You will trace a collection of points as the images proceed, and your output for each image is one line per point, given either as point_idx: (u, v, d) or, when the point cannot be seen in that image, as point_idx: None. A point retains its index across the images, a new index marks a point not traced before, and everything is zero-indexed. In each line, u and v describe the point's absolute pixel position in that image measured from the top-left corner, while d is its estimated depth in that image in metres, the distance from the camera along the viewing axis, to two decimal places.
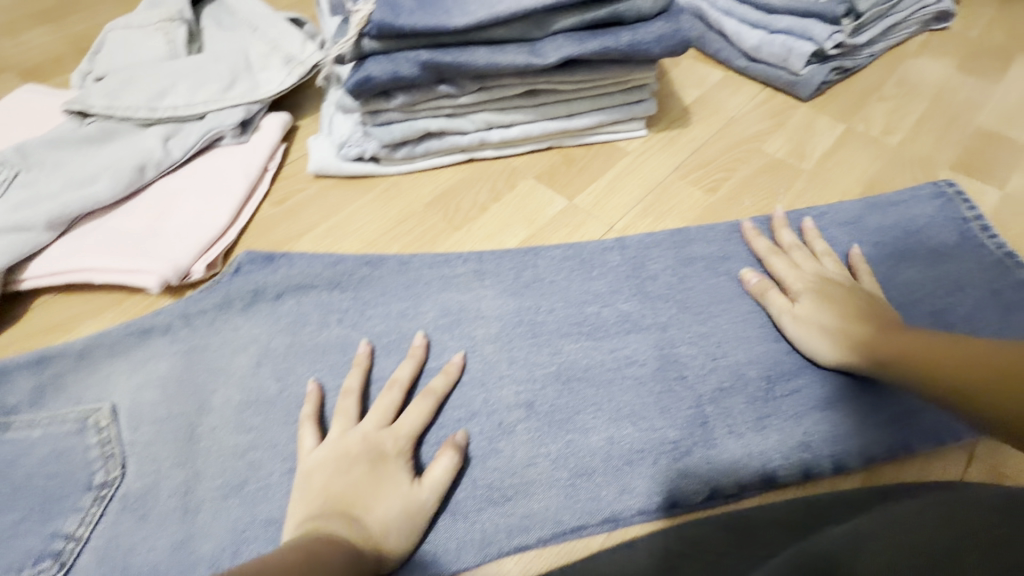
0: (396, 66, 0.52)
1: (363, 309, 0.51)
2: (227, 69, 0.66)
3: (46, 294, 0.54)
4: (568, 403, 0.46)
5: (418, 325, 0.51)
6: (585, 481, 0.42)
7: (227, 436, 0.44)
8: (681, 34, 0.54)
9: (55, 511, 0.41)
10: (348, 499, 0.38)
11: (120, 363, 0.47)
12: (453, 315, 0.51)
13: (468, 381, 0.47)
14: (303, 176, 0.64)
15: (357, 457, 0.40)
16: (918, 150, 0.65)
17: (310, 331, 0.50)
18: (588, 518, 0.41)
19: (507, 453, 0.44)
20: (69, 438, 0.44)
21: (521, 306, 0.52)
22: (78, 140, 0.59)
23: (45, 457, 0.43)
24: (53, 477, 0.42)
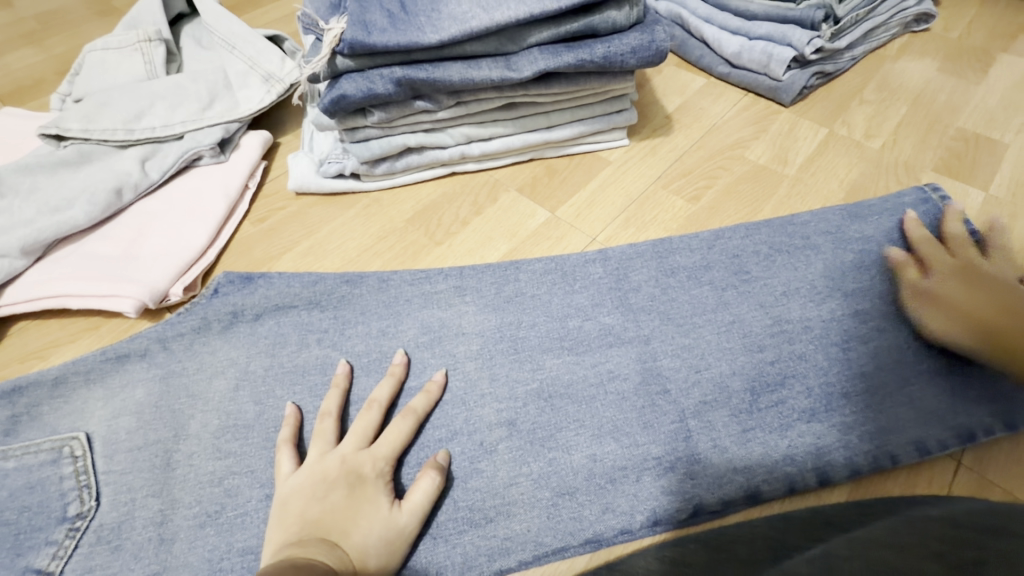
0: (370, 83, 0.52)
1: (343, 328, 0.51)
2: (205, 89, 0.65)
3: (23, 320, 0.53)
4: (551, 420, 0.45)
5: (399, 344, 0.50)
6: (567, 501, 0.42)
7: (204, 463, 0.43)
8: (656, 44, 0.54)
9: (26, 546, 0.39)
10: (326, 524, 0.37)
11: (96, 390, 0.47)
12: (433, 333, 0.51)
13: (449, 400, 0.47)
14: (283, 195, 0.64)
15: (334, 481, 0.39)
16: (901, 154, 0.65)
17: (290, 353, 0.49)
18: (572, 539, 0.40)
19: (488, 473, 0.43)
20: (43, 469, 0.43)
21: (503, 321, 0.51)
22: (53, 164, 0.59)
23: (18, 489, 0.42)
24: (26, 510, 0.41)
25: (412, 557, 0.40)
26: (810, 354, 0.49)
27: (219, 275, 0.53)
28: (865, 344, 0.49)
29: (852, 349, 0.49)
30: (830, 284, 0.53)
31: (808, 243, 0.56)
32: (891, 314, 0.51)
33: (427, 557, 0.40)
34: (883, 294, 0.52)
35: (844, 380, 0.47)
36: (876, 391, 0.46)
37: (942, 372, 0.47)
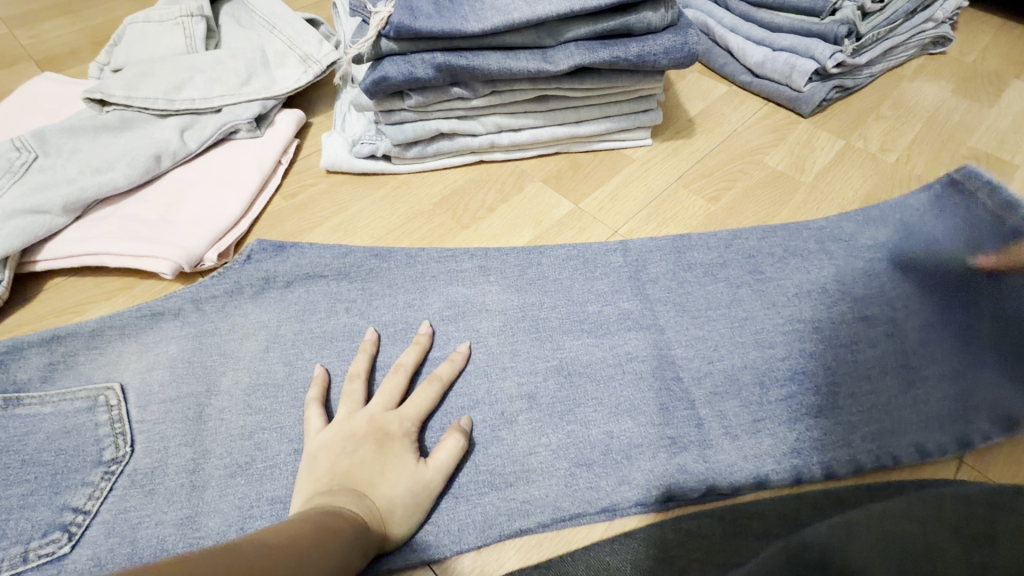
0: (412, 67, 0.54)
1: (370, 299, 0.53)
2: (243, 66, 0.67)
3: (59, 276, 0.55)
4: (568, 398, 0.47)
5: (423, 317, 0.52)
6: (584, 474, 0.43)
7: (235, 417, 0.45)
8: (688, 47, 0.56)
9: (64, 485, 0.41)
10: (354, 477, 0.38)
11: (130, 344, 0.48)
12: (455, 309, 0.52)
13: (471, 372, 0.48)
14: (314, 172, 0.66)
15: (363, 438, 0.40)
16: (914, 169, 0.67)
17: (318, 320, 0.51)
18: (588, 509, 0.42)
19: (506, 443, 0.45)
20: (78, 416, 0.44)
21: (525, 302, 0.53)
22: (95, 128, 0.60)
23: (54, 433, 0.43)
24: (62, 452, 0.42)
25: (434, 515, 0.41)
26: (820, 353, 0.51)
27: (252, 242, 0.55)
28: (875, 344, 0.51)
29: (862, 349, 0.51)
30: (841, 288, 0.55)
31: (821, 247, 0.58)
32: (901, 317, 0.52)
33: (448, 516, 0.41)
34: (892, 298, 0.54)
35: (851, 379, 0.49)
36: (882, 388, 0.48)
37: (948, 373, 0.49)
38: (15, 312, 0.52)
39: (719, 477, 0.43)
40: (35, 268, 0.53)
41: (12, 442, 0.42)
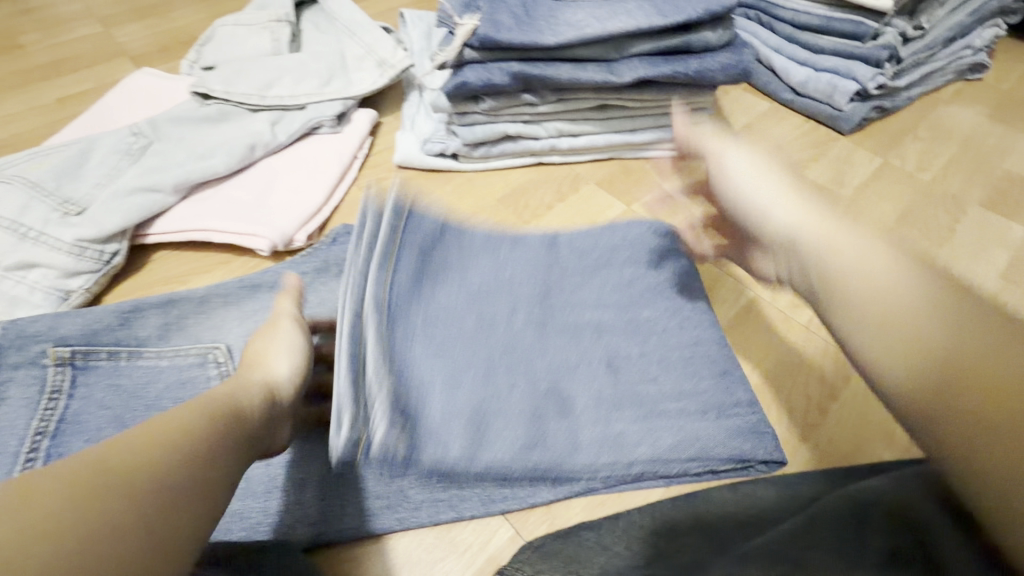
0: (490, 75, 0.59)
1: (450, 281, 0.58)
2: (325, 68, 0.74)
3: (164, 249, 0.61)
4: (615, 383, 0.52)
5: (500, 308, 0.57)
6: (640, 439, 0.49)
7: (327, 379, 0.50)
8: (743, 64, 0.61)
9: None
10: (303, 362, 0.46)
11: (233, 311, 0.54)
12: (526, 300, 0.58)
13: (545, 358, 0.54)
14: (386, 167, 0.71)
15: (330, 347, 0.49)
16: (949, 188, 0.71)
17: (400, 291, 0.55)
18: (647, 474, 0.47)
19: (568, 417, 0.50)
20: (191, 370, 0.50)
21: (577, 288, 0.59)
22: (199, 119, 0.67)
23: (171, 385, 0.49)
24: (181, 401, 0.48)
25: (506, 468, 0.46)
26: None
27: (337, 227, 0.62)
28: None
29: None
30: None
31: None
32: None
33: (520, 470, 0.46)
34: None
35: None
36: None
37: None
38: (126, 278, 0.59)
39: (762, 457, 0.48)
40: (146, 240, 0.60)
41: (137, 388, 0.48)
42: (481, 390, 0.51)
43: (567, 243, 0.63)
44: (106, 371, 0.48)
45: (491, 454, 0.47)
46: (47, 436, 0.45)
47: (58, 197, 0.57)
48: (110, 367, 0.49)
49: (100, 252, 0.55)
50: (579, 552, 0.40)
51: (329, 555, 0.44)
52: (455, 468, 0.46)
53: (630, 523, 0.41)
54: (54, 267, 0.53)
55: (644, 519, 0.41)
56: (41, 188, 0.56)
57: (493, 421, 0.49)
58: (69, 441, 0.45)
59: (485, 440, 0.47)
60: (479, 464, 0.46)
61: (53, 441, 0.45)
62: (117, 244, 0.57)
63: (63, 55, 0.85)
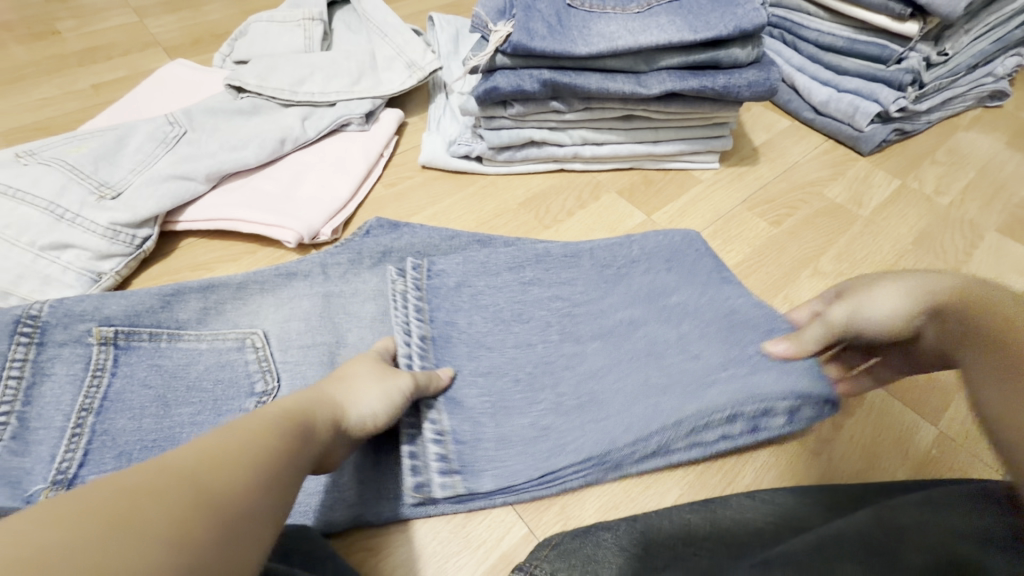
0: (521, 81, 0.61)
1: (491, 285, 0.56)
2: (356, 67, 0.75)
3: (190, 237, 0.62)
4: (672, 365, 0.49)
5: (542, 316, 0.54)
6: (664, 438, 0.47)
7: None
8: (770, 82, 0.62)
9: (225, 409, 0.48)
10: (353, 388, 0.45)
11: (269, 299, 0.55)
12: (569, 305, 0.55)
13: (583, 348, 0.52)
14: (411, 166, 0.73)
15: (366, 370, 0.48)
16: (966, 212, 0.72)
17: (446, 297, 0.55)
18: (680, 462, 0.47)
19: (627, 405, 0.47)
20: (230, 353, 0.51)
21: (616, 293, 0.56)
22: (232, 112, 0.68)
23: (210, 366, 0.50)
24: (219, 382, 0.49)
25: (576, 445, 0.45)
26: None
27: (371, 220, 0.63)
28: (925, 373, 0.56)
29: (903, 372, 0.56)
30: None
31: None
32: None
33: (592, 441, 0.45)
34: None
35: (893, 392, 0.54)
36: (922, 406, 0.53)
37: None
38: (152, 265, 0.60)
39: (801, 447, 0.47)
40: (175, 228, 0.61)
41: (178, 369, 0.49)
42: (537, 383, 0.49)
43: (600, 247, 0.59)
44: (147, 351, 0.49)
45: (560, 441, 0.46)
46: (92, 413, 0.46)
47: (95, 181, 0.58)
48: (151, 348, 0.50)
49: (131, 236, 0.57)
50: (597, 553, 0.41)
51: (346, 543, 0.45)
52: (525, 455, 0.46)
53: (647, 526, 0.42)
54: (87, 249, 0.55)
55: (661, 522, 0.42)
56: (78, 171, 0.58)
57: (556, 411, 0.48)
58: (113, 418, 0.46)
59: (550, 430, 0.47)
60: (548, 450, 0.46)
61: (98, 417, 0.46)
62: (148, 229, 0.58)
63: (96, 43, 0.87)
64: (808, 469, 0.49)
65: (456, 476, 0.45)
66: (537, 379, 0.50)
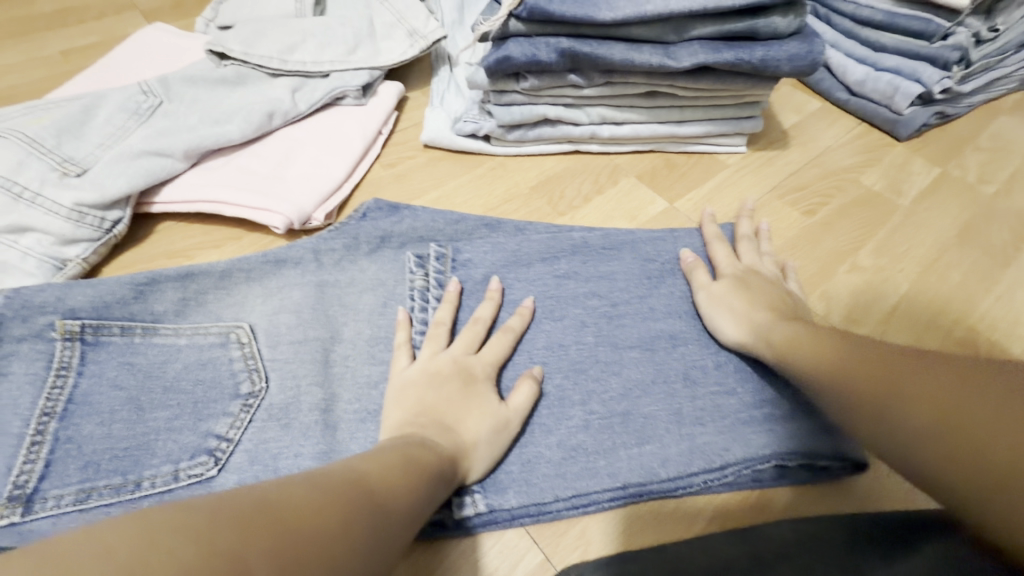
0: (536, 50, 0.55)
1: (522, 277, 0.52)
2: (352, 34, 0.68)
3: (169, 221, 0.57)
4: (706, 390, 0.46)
5: (577, 314, 0.50)
6: (698, 454, 0.43)
7: (361, 365, 0.47)
8: (813, 55, 0.56)
9: (205, 414, 0.43)
10: (442, 412, 0.41)
11: (256, 289, 0.49)
12: (608, 306, 0.50)
13: (600, 354, 0.48)
14: (413, 146, 0.66)
15: (449, 376, 0.43)
16: (1013, 204, 0.66)
17: (470, 294, 0.51)
18: (718, 480, 0.43)
19: (663, 425, 0.44)
20: (212, 350, 0.45)
21: (636, 298, 0.51)
22: (215, 81, 0.62)
23: (190, 364, 0.44)
24: (200, 383, 0.44)
25: (610, 470, 0.42)
26: None
27: (367, 202, 0.56)
28: None
29: None
30: (925, 317, 0.56)
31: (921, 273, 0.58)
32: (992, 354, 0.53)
33: (628, 470, 0.42)
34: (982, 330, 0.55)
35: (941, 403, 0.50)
36: None
37: None
38: (124, 252, 0.54)
39: (845, 465, 0.43)
40: (151, 210, 0.55)
41: (153, 368, 0.44)
42: (567, 399, 0.45)
43: (641, 241, 0.55)
44: (119, 347, 0.44)
45: (591, 462, 0.43)
46: (54, 417, 0.40)
47: (58, 157, 0.52)
48: (123, 344, 0.44)
49: (99, 219, 0.51)
50: None
51: None
52: (553, 477, 0.42)
53: (680, 559, 0.38)
54: (49, 233, 0.49)
55: (694, 557, 0.38)
56: (39, 145, 0.52)
57: (586, 429, 0.44)
58: (80, 424, 0.41)
59: (580, 451, 0.43)
60: (579, 471, 0.42)
61: (62, 423, 0.40)
62: (120, 212, 0.52)
63: (69, 5, 0.80)
64: (852, 486, 0.44)
65: (477, 495, 0.41)
66: (567, 395, 0.45)
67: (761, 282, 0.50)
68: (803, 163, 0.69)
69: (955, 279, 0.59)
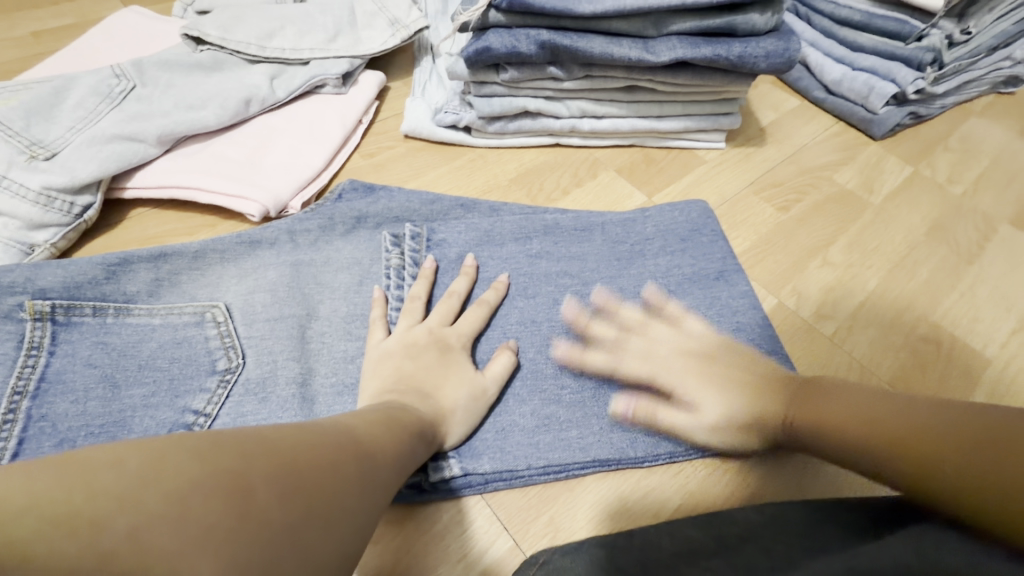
0: (516, 42, 0.55)
1: (496, 256, 0.52)
2: (332, 21, 0.67)
3: (141, 207, 0.56)
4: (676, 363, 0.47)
5: (550, 293, 0.50)
6: (666, 434, 0.44)
7: (336, 342, 0.47)
8: (789, 53, 0.56)
9: (182, 390, 0.42)
10: (420, 379, 0.41)
11: (230, 270, 0.49)
12: (579, 285, 0.51)
13: (573, 338, 0.48)
14: (392, 135, 0.66)
15: (425, 347, 0.44)
16: (979, 203, 0.68)
17: (445, 273, 0.51)
18: (678, 457, 0.44)
19: (634, 396, 0.45)
20: (187, 329, 0.45)
21: (608, 278, 0.52)
22: (191, 66, 0.61)
23: (165, 343, 0.44)
24: (176, 361, 0.43)
25: (582, 443, 0.44)
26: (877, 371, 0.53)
27: (343, 182, 0.57)
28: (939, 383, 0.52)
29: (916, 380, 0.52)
30: (892, 312, 0.57)
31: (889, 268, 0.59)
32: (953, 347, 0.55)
33: (598, 444, 0.43)
34: (946, 324, 0.56)
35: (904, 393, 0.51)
36: None
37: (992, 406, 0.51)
38: (97, 237, 0.53)
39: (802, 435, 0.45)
40: (124, 194, 0.54)
41: (127, 347, 0.43)
42: (540, 372, 0.46)
43: (612, 222, 0.55)
44: (91, 328, 0.43)
45: (563, 433, 0.44)
46: (27, 396, 0.40)
47: (26, 139, 0.51)
48: (96, 324, 0.44)
49: (69, 204, 0.50)
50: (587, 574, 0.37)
51: None
52: (526, 445, 0.43)
53: (648, 543, 0.38)
54: (16, 216, 0.48)
55: (661, 541, 0.38)
56: (7, 127, 0.51)
57: (559, 401, 0.45)
58: (54, 402, 0.40)
59: (553, 420, 0.44)
60: (552, 441, 0.43)
61: (35, 401, 0.40)
62: (90, 196, 0.51)
63: None
64: (817, 475, 0.45)
65: (452, 460, 0.42)
66: (541, 368, 0.46)
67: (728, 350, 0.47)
68: (781, 157, 0.70)
69: (922, 275, 0.60)
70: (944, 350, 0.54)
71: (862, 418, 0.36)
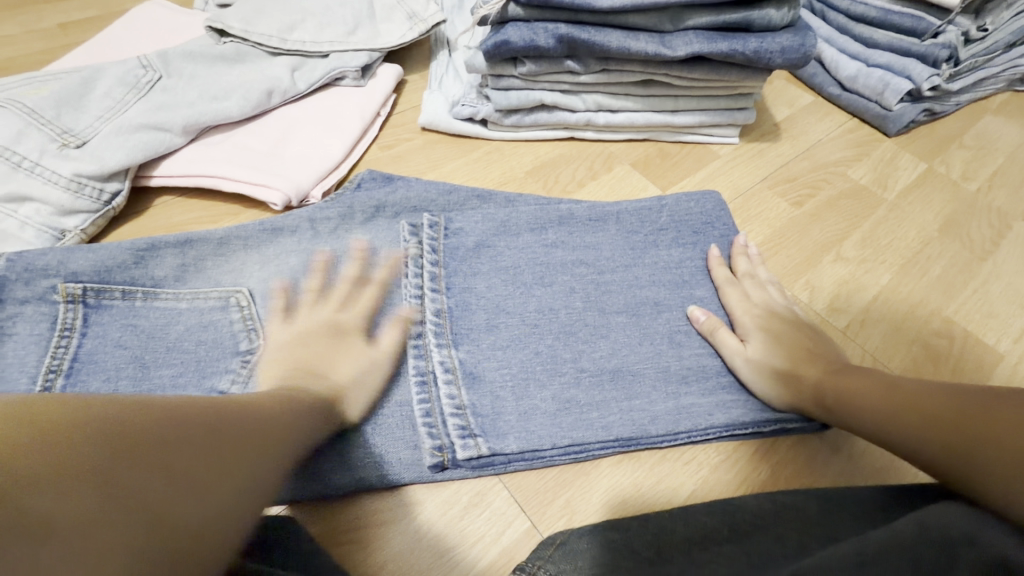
0: (534, 36, 0.55)
1: (512, 245, 0.53)
2: (351, 14, 0.68)
3: (166, 196, 0.57)
4: (691, 351, 0.48)
5: (565, 281, 0.51)
6: (686, 415, 0.45)
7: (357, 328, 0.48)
8: (805, 48, 0.57)
9: (209, 371, 0.44)
10: (310, 364, 0.44)
11: (253, 256, 0.50)
12: (594, 272, 0.52)
13: (588, 325, 0.49)
14: (410, 127, 0.67)
15: (314, 330, 0.46)
16: (993, 200, 0.68)
17: (462, 261, 0.52)
18: (697, 438, 0.45)
19: (650, 382, 0.46)
20: (212, 313, 0.46)
21: (622, 268, 0.52)
22: (214, 57, 0.62)
23: (191, 326, 0.45)
24: (202, 343, 0.45)
25: (604, 422, 0.44)
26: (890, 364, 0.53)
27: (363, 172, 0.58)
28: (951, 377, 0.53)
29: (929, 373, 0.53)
30: (905, 306, 0.57)
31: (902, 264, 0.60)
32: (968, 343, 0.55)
33: (621, 423, 0.44)
34: (958, 319, 0.57)
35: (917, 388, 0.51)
36: None
37: None
38: (125, 224, 0.55)
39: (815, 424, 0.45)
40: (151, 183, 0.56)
41: (156, 330, 0.44)
42: (558, 356, 0.47)
43: (626, 213, 0.55)
44: (121, 310, 0.45)
45: (585, 414, 0.44)
46: (61, 375, 0.41)
47: (57, 128, 0.52)
48: (125, 307, 0.45)
49: (98, 190, 0.51)
50: (603, 555, 0.38)
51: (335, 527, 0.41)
52: (550, 425, 0.44)
53: (663, 527, 0.39)
54: (48, 203, 0.49)
55: (675, 525, 0.39)
56: (39, 116, 0.52)
57: (577, 385, 0.46)
58: (86, 381, 0.42)
59: (573, 403, 0.45)
60: (573, 422, 0.44)
61: (69, 379, 0.41)
62: (119, 183, 0.53)
63: None
64: (827, 463, 0.46)
65: (479, 437, 0.43)
66: (557, 352, 0.47)
67: (786, 326, 0.48)
68: (794, 153, 0.71)
69: (935, 270, 0.61)
70: (957, 346, 0.55)
71: (897, 394, 0.38)
